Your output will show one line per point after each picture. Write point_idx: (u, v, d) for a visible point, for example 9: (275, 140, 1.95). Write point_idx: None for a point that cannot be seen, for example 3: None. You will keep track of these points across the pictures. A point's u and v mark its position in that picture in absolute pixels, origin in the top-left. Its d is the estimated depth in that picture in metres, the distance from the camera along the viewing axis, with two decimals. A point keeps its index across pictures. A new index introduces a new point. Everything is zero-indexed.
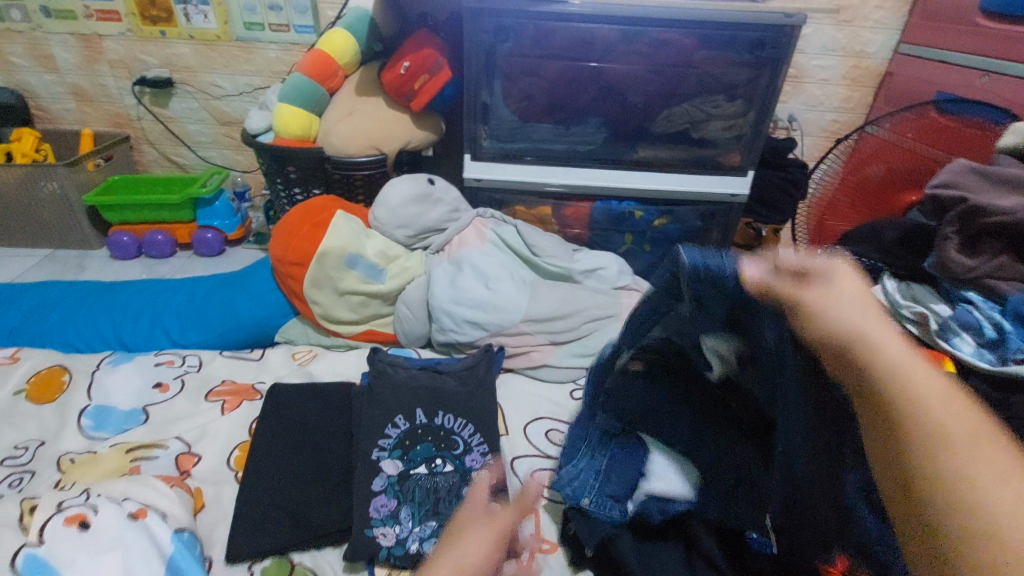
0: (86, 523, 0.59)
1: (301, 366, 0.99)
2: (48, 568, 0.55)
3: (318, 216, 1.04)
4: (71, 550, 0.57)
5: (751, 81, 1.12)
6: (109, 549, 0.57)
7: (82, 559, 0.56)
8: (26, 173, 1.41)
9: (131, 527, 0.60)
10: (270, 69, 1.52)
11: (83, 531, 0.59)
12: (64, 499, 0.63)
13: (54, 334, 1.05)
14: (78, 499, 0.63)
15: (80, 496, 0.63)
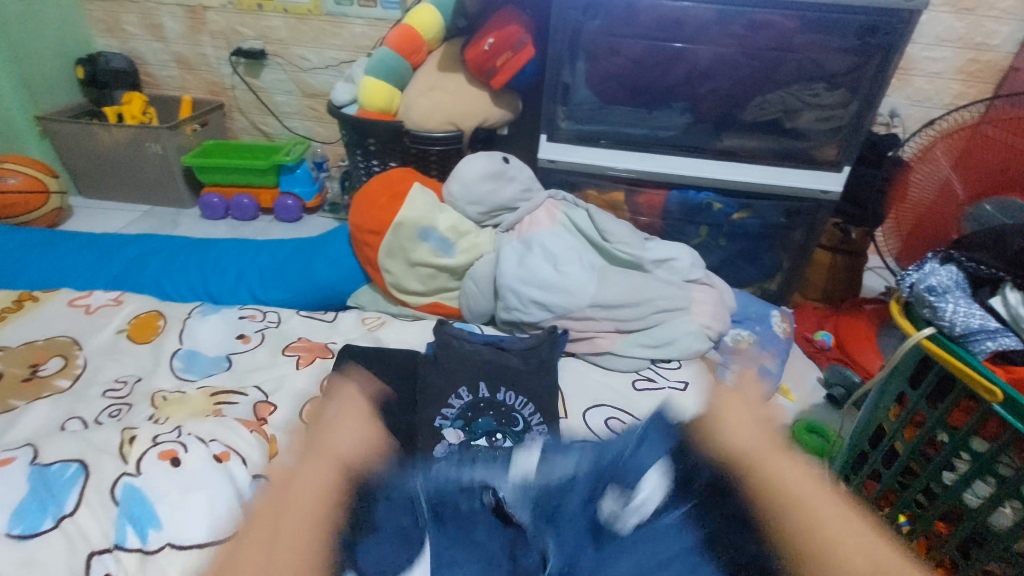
0: (176, 460, 0.65)
1: (369, 331, 1.03)
2: (145, 501, 0.61)
3: (397, 187, 1.07)
4: (162, 485, 0.62)
5: (857, 69, 1.03)
6: (195, 489, 0.63)
7: (172, 495, 0.62)
8: (134, 134, 1.54)
9: (215, 470, 0.65)
10: (355, 44, 1.57)
11: (173, 467, 0.64)
12: (159, 433, 0.69)
13: (152, 282, 1.15)
14: (171, 435, 0.68)
15: (171, 432, 0.68)
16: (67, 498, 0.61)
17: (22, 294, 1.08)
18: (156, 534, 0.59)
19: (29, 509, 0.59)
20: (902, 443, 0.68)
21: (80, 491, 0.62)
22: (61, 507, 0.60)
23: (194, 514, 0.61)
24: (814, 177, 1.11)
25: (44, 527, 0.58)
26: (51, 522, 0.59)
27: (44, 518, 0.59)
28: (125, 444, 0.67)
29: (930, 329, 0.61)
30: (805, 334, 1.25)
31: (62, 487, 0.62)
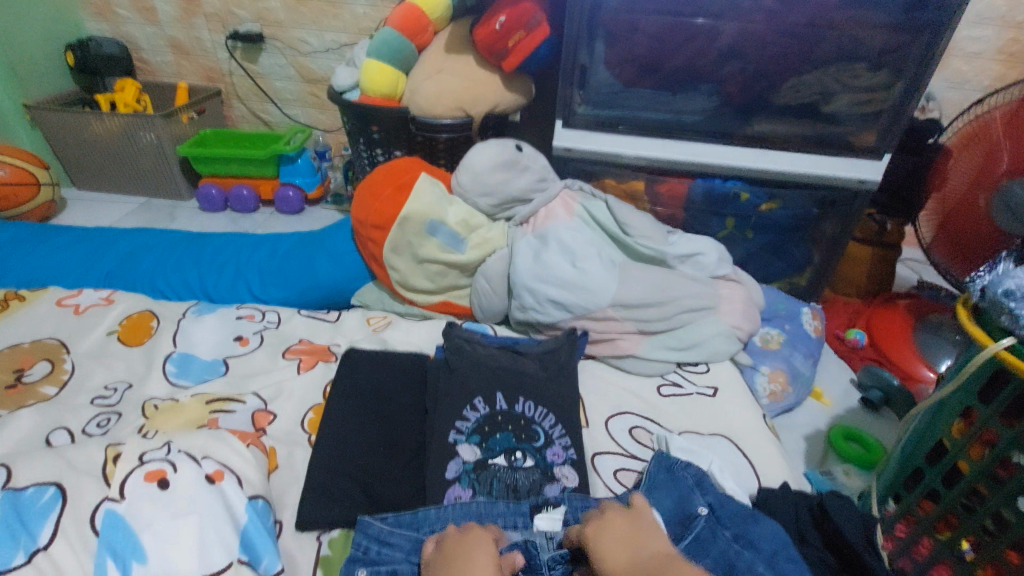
0: (164, 483, 0.57)
1: (375, 333, 0.96)
2: (128, 530, 0.54)
3: (402, 178, 1.00)
4: (149, 512, 0.55)
5: (903, 47, 0.95)
6: (184, 518, 0.55)
7: (160, 525, 0.54)
8: (128, 123, 1.47)
9: (207, 494, 0.57)
10: (357, 25, 1.49)
11: (161, 492, 0.56)
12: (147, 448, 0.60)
13: (146, 280, 1.09)
14: (160, 450, 0.60)
15: (159, 449, 0.59)
16: (41, 528, 0.52)
17: (8, 292, 1.02)
18: (141, 570, 0.52)
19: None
20: (967, 462, 0.60)
21: (55, 519, 0.53)
22: (35, 539, 0.51)
23: (184, 547, 0.54)
24: (851, 165, 1.03)
25: (14, 564, 0.50)
26: (23, 557, 0.50)
27: (15, 552, 0.50)
28: (110, 463, 0.59)
29: (1009, 337, 0.54)
30: (837, 332, 1.17)
31: (35, 514, 0.53)
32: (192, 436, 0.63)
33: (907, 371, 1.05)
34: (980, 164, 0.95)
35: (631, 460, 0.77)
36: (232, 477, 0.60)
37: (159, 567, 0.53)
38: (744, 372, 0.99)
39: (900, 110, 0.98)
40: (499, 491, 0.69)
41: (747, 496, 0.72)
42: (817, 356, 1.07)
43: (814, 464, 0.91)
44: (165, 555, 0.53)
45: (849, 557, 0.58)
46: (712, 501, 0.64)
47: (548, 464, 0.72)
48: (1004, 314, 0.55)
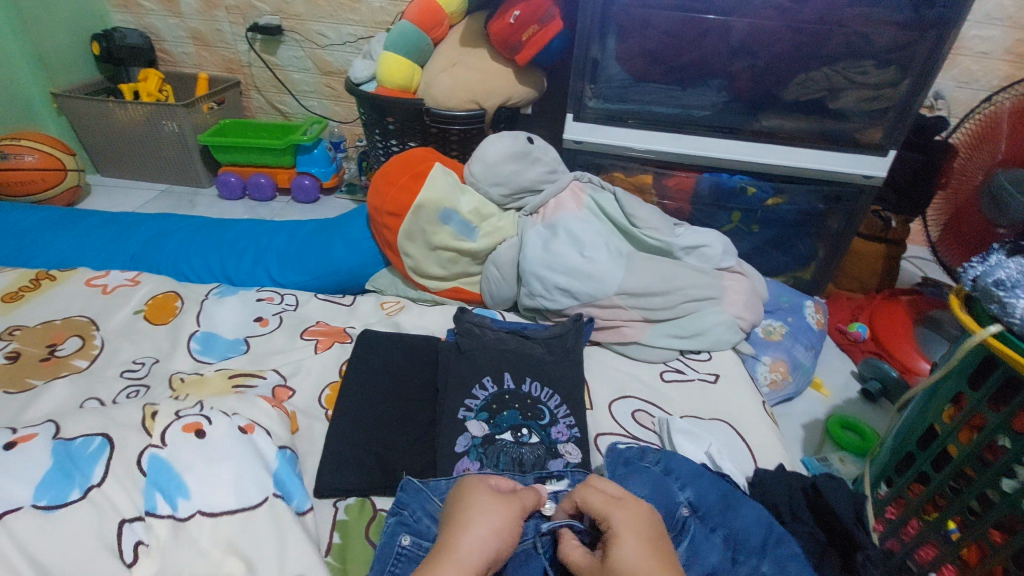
0: (200, 433, 0.61)
1: (388, 316, 1.00)
2: (172, 473, 0.57)
3: (417, 167, 1.03)
4: (189, 457, 0.59)
5: (910, 44, 0.96)
6: (221, 461, 0.59)
7: (201, 467, 0.58)
8: (151, 112, 1.51)
9: (241, 441, 0.62)
10: (373, 19, 1.52)
11: (198, 440, 0.60)
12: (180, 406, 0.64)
13: (169, 262, 1.14)
14: (194, 407, 0.64)
15: (192, 407, 0.64)
16: (92, 470, 0.55)
17: (40, 272, 1.07)
18: (186, 505, 0.56)
19: (52, 481, 0.53)
20: (956, 446, 0.63)
21: (106, 462, 0.56)
22: (88, 479, 0.54)
23: (225, 484, 0.58)
24: (857, 161, 1.05)
25: (70, 499, 0.52)
26: (79, 493, 0.53)
27: (70, 488, 0.53)
28: (146, 418, 0.62)
29: (996, 325, 0.57)
30: (839, 326, 1.19)
31: (85, 459, 0.56)
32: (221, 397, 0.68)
33: (906, 364, 1.06)
34: (980, 155, 0.98)
35: (632, 440, 0.80)
36: (261, 430, 0.65)
37: (204, 502, 0.57)
38: (745, 361, 1.02)
39: (906, 107, 0.99)
40: (506, 465, 0.73)
41: (744, 477, 0.75)
42: (819, 348, 1.09)
43: (811, 451, 0.94)
44: (207, 491, 0.57)
45: (839, 532, 0.62)
46: (692, 498, 0.63)
47: (553, 442, 0.75)
48: (993, 302, 0.57)
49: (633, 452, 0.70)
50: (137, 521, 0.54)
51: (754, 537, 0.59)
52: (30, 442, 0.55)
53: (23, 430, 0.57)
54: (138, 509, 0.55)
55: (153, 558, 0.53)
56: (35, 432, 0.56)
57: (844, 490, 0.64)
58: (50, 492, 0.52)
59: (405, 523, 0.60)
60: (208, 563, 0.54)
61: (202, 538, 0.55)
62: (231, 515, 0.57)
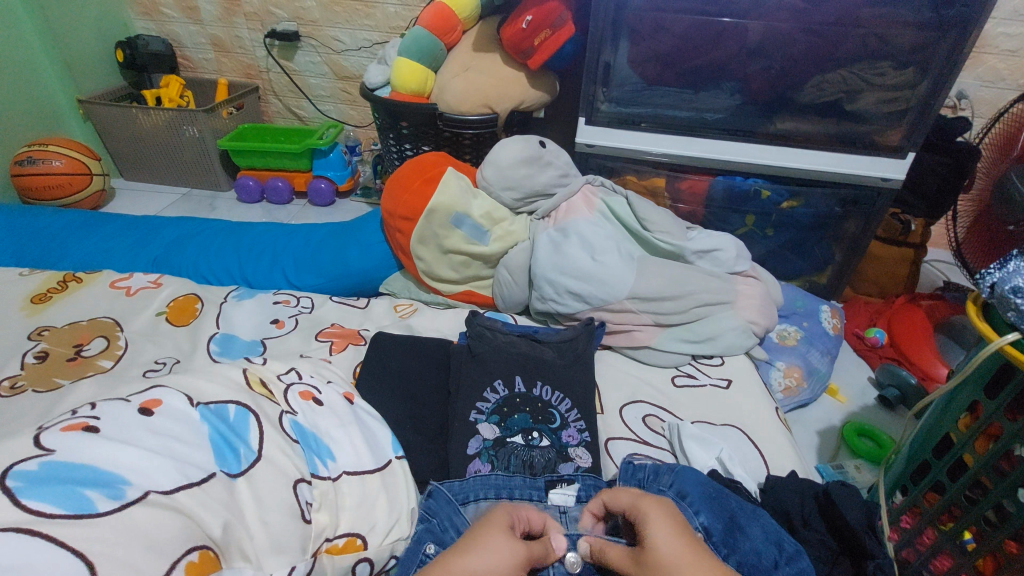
0: (318, 400, 0.66)
1: (401, 319, 1.01)
2: (311, 435, 0.61)
3: (430, 171, 1.04)
4: (318, 421, 0.64)
5: (929, 45, 0.95)
6: (348, 423, 0.66)
7: (334, 430, 0.64)
8: (173, 117, 1.55)
9: (353, 409, 0.69)
10: (388, 24, 1.54)
11: (319, 406, 0.66)
12: (276, 374, 0.67)
13: (190, 265, 1.16)
14: (292, 376, 0.68)
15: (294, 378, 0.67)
16: (249, 435, 0.54)
17: (67, 274, 1.10)
18: (333, 464, 0.60)
19: (220, 448, 0.51)
20: (972, 454, 0.62)
21: (257, 426, 0.55)
22: (250, 445, 0.53)
23: (361, 445, 0.64)
24: (875, 164, 1.04)
25: (245, 467, 0.51)
26: (250, 461, 0.52)
27: (240, 458, 0.52)
28: (255, 384, 0.62)
29: (1016, 333, 0.56)
30: (856, 330, 1.18)
31: (235, 425, 0.54)
32: (306, 367, 0.72)
33: (926, 371, 1.05)
34: (1000, 156, 0.99)
35: (642, 444, 0.80)
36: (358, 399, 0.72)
37: (345, 460, 0.62)
38: (759, 366, 1.01)
39: (925, 108, 0.98)
40: (516, 467, 0.73)
41: (755, 483, 0.74)
42: (834, 353, 1.07)
43: (825, 458, 0.93)
44: (345, 450, 0.62)
45: (850, 541, 0.61)
46: (707, 521, 0.61)
47: (563, 445, 0.76)
48: (1011, 310, 0.56)
49: (647, 472, 0.68)
50: (303, 481, 0.55)
51: (765, 556, 0.57)
52: (169, 409, 0.51)
53: (138, 400, 0.51)
54: (301, 469, 0.56)
55: (323, 513, 0.56)
56: (162, 399, 0.52)
57: (856, 500, 0.63)
58: (224, 459, 0.50)
59: (432, 531, 0.60)
60: (362, 517, 0.59)
61: (353, 491, 0.60)
62: (373, 471, 0.63)
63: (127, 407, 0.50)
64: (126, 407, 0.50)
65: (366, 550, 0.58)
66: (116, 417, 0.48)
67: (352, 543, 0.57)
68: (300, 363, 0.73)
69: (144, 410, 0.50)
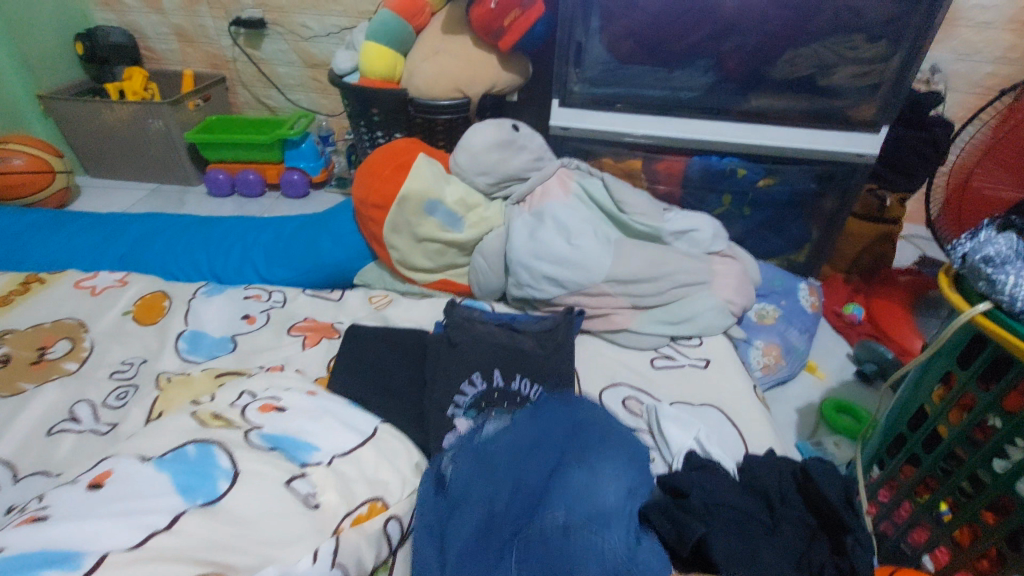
0: (279, 408, 0.69)
1: (377, 310, 1.00)
2: (285, 438, 0.64)
3: (401, 159, 1.01)
4: (286, 424, 0.66)
5: (901, 16, 0.94)
6: (319, 415, 0.69)
7: (307, 426, 0.67)
8: (136, 111, 1.50)
9: (315, 399, 0.72)
10: (357, 9, 1.49)
11: (282, 413, 0.68)
12: (229, 403, 0.70)
13: (156, 261, 1.13)
14: (245, 400, 0.71)
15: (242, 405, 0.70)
16: (219, 460, 0.58)
17: (28, 275, 1.07)
18: (320, 452, 0.64)
19: (188, 483, 0.55)
20: (946, 426, 0.62)
21: (223, 453, 0.59)
22: (222, 468, 0.57)
23: (341, 428, 0.68)
24: (851, 140, 1.03)
25: (223, 489, 0.55)
26: (227, 482, 0.56)
27: (217, 481, 0.56)
28: (208, 420, 0.65)
29: (986, 302, 0.56)
30: (835, 307, 1.19)
31: (199, 459, 0.58)
32: (258, 386, 0.75)
33: (902, 345, 1.07)
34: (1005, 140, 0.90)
35: None
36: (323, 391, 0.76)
37: (330, 446, 0.65)
38: (738, 346, 1.01)
39: (898, 81, 0.97)
40: None
41: (734, 463, 0.74)
42: (814, 331, 1.08)
43: (805, 435, 0.93)
44: (327, 438, 0.66)
45: (827, 515, 0.61)
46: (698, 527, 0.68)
47: None
48: (981, 279, 0.56)
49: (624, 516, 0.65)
50: (295, 478, 0.59)
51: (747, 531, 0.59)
52: (118, 474, 0.55)
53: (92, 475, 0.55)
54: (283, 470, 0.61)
55: (330, 494, 0.59)
56: (112, 469, 0.55)
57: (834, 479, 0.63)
58: (195, 491, 0.54)
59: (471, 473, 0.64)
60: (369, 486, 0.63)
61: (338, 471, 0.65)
62: (359, 447, 0.67)
63: (76, 487, 0.53)
64: (75, 486, 0.54)
65: (389, 509, 0.61)
66: (65, 500, 0.52)
67: (375, 507, 0.61)
68: (252, 382, 0.76)
69: (93, 483, 0.54)
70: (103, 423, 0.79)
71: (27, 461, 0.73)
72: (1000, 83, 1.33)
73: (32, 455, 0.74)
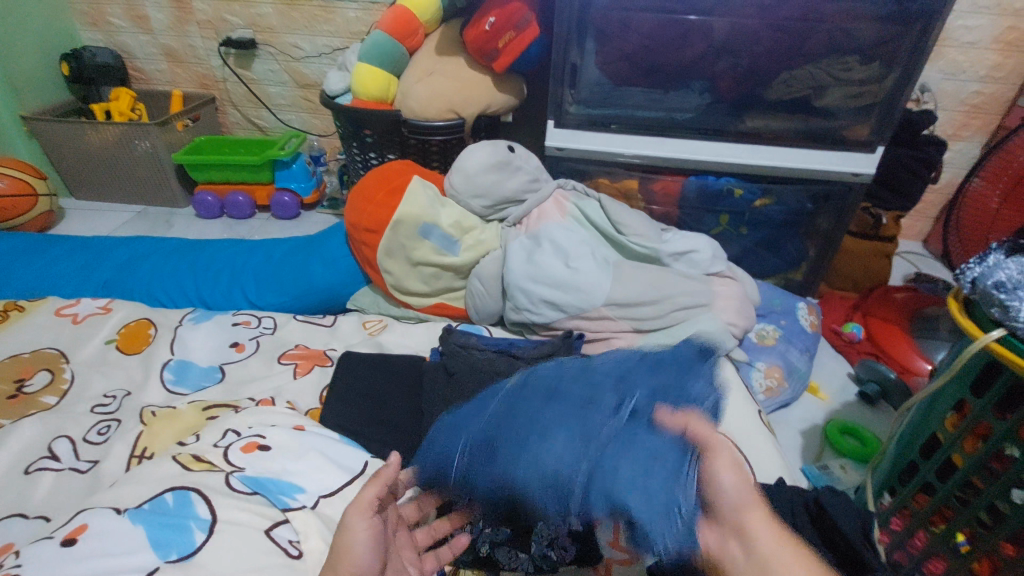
0: (264, 446, 0.67)
1: (371, 336, 0.97)
2: (268, 480, 0.62)
3: (395, 181, 1.00)
4: (270, 463, 0.64)
5: (893, 39, 0.95)
6: (306, 452, 0.67)
7: (292, 464, 0.65)
8: (123, 132, 1.48)
9: (302, 436, 0.70)
10: (349, 30, 1.49)
11: (267, 452, 0.66)
12: (214, 444, 0.68)
13: (142, 286, 1.09)
14: (230, 439, 0.69)
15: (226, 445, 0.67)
16: (197, 510, 0.55)
17: (7, 303, 1.03)
18: (303, 494, 0.62)
19: (164, 537, 0.51)
20: (961, 456, 0.60)
21: (200, 501, 0.56)
22: (199, 518, 0.54)
23: (328, 466, 0.66)
24: (845, 158, 1.03)
25: (199, 541, 0.52)
26: (203, 534, 0.53)
27: (193, 532, 0.53)
28: (191, 463, 0.62)
29: (1002, 330, 0.54)
30: (833, 327, 1.19)
31: (177, 509, 0.55)
32: (242, 423, 0.73)
33: (904, 365, 1.06)
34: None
35: None
36: (310, 426, 0.74)
37: (317, 487, 0.64)
38: (740, 369, 0.99)
39: (891, 103, 0.98)
40: None
41: None
42: (814, 350, 1.07)
43: (810, 459, 0.92)
44: (313, 478, 0.64)
45: (846, 553, 0.59)
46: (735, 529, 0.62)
47: None
48: (996, 307, 0.55)
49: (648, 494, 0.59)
50: (278, 525, 0.57)
51: None
52: (93, 529, 0.51)
53: (65, 530, 0.52)
54: (270, 515, 0.58)
55: (312, 540, 0.57)
56: (86, 523, 0.52)
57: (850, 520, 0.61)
58: (171, 546, 0.51)
59: None
60: None
61: (337, 510, 0.62)
62: (348, 484, 0.65)
63: (50, 544, 0.50)
64: (48, 543, 0.50)
65: None
66: (36, 557, 0.49)
67: None
68: (237, 420, 0.73)
69: (66, 540, 0.50)
70: (83, 461, 0.75)
71: (2, 503, 0.69)
72: (989, 99, 1.34)
73: (7, 497, 0.70)
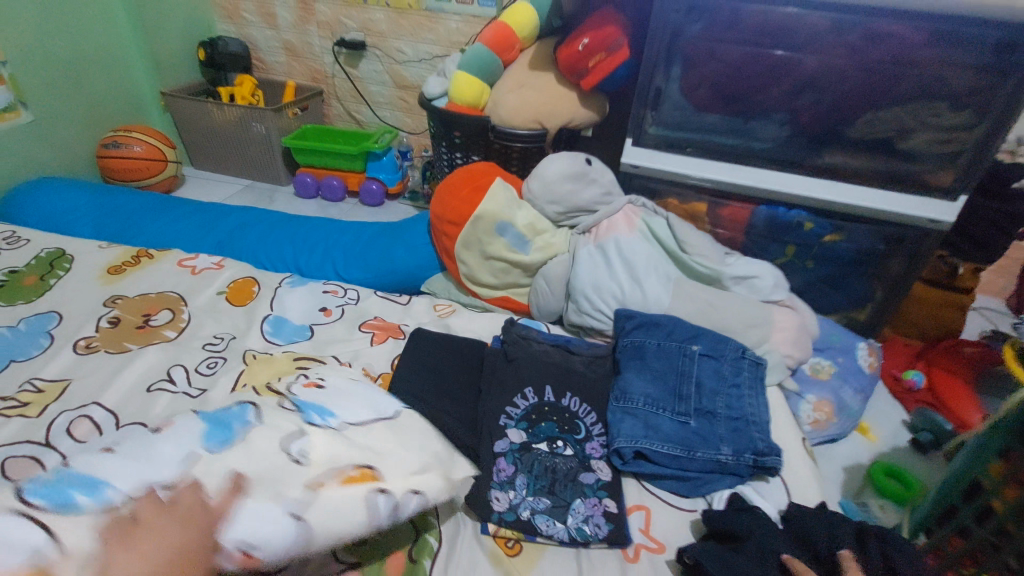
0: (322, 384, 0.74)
1: (440, 317, 1.06)
2: (316, 406, 0.69)
3: (479, 180, 1.09)
4: (321, 395, 0.71)
5: (986, 90, 0.95)
6: (352, 393, 0.73)
7: (339, 399, 0.71)
8: (243, 114, 1.67)
9: (356, 384, 0.76)
10: (449, 39, 1.62)
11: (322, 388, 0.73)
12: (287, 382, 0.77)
13: (249, 250, 1.25)
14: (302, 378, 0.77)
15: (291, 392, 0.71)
16: (249, 415, 0.64)
17: (141, 250, 1.20)
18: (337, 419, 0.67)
19: (215, 432, 0.60)
20: (1001, 502, 0.61)
21: (254, 412, 0.64)
22: (244, 421, 0.63)
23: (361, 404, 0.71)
24: (925, 205, 1.03)
25: (240, 437, 0.60)
26: (240, 435, 0.60)
27: (233, 434, 0.60)
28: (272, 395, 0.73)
29: None
30: (893, 372, 1.17)
31: (235, 416, 0.64)
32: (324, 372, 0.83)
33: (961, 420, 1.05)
34: None
35: None
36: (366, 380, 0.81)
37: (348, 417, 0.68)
38: (789, 398, 1.01)
39: (979, 153, 0.98)
40: (539, 472, 0.76)
41: (775, 512, 0.75)
42: (869, 392, 1.06)
43: (849, 494, 0.93)
44: (350, 409, 0.70)
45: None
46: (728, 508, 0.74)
47: (586, 456, 0.79)
48: None
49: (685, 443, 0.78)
50: (296, 438, 0.62)
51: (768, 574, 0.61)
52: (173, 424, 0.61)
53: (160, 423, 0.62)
54: None
55: (316, 459, 0.60)
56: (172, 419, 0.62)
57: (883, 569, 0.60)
58: (217, 439, 0.59)
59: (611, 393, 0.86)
60: (368, 453, 0.63)
61: None
62: (376, 420, 0.69)
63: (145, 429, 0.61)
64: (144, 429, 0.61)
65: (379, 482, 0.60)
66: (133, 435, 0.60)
67: (366, 474, 0.60)
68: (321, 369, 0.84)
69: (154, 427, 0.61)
70: (194, 387, 0.88)
71: (132, 412, 0.83)
72: None
73: (136, 407, 0.83)
